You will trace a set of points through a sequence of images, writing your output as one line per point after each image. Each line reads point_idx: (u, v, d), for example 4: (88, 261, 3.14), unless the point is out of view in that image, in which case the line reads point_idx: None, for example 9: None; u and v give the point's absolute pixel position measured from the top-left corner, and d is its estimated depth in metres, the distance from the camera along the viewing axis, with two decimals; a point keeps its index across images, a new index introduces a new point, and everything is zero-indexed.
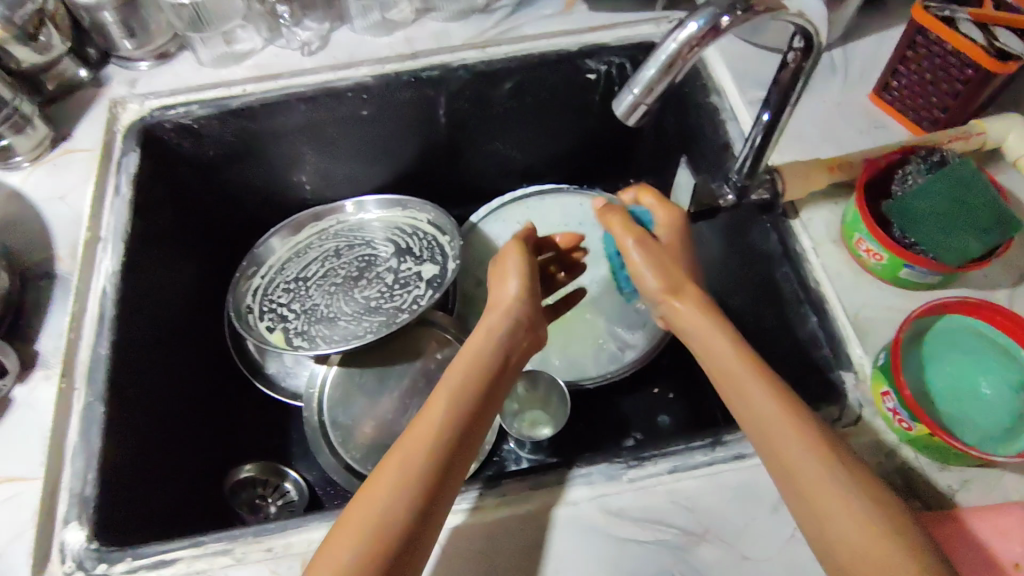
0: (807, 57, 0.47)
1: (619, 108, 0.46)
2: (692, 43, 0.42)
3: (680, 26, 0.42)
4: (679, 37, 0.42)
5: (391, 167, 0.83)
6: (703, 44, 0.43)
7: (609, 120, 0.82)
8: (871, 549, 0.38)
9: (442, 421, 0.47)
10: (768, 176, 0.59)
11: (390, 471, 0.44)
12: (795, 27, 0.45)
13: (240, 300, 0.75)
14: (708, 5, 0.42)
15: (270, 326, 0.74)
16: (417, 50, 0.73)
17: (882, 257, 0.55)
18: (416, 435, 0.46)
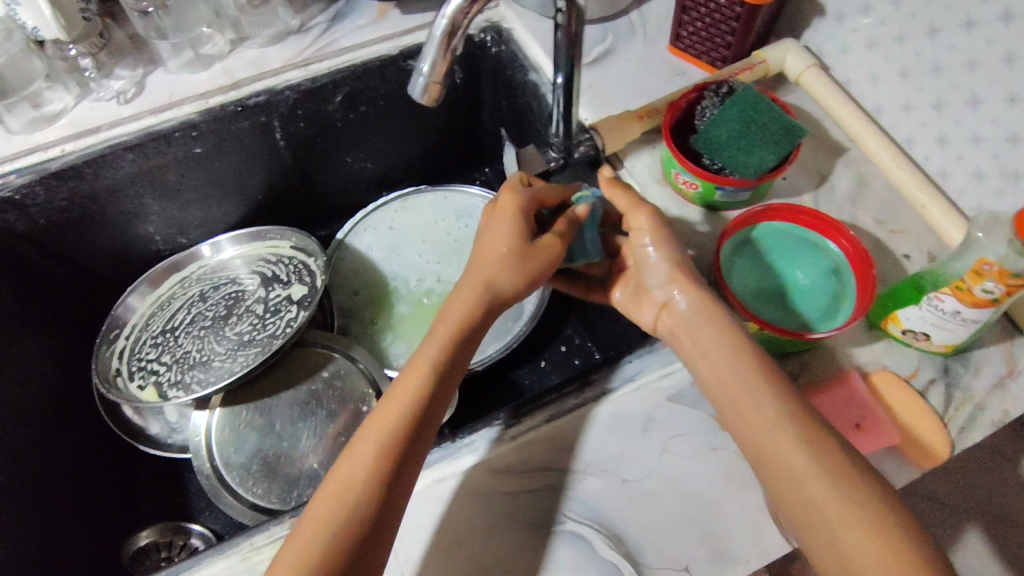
0: (572, 16, 0.51)
1: (414, 90, 0.48)
2: (459, 16, 0.45)
3: (446, 2, 0.45)
4: (447, 12, 0.45)
5: (244, 202, 0.82)
6: (470, 13, 0.45)
7: (450, 115, 0.85)
8: (831, 514, 0.41)
9: (409, 402, 0.49)
10: (588, 135, 0.65)
11: (352, 460, 0.47)
12: None
13: (107, 365, 0.73)
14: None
15: (142, 383, 0.72)
16: (238, 79, 0.74)
17: (697, 186, 0.61)
18: (384, 417, 0.48)
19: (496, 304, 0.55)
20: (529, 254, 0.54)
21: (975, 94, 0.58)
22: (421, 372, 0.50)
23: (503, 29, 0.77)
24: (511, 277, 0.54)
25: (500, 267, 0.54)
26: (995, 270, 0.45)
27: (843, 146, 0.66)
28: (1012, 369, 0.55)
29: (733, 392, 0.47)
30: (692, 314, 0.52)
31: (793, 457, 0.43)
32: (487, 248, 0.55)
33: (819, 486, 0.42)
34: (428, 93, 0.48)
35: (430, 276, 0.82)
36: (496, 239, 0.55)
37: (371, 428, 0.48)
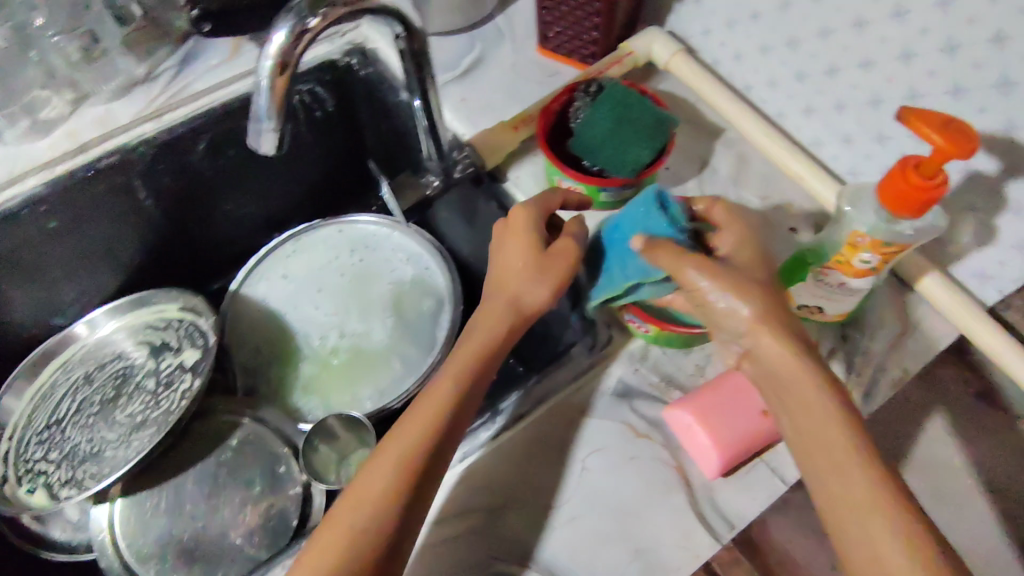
0: (410, 41, 0.49)
1: (258, 143, 0.45)
2: (285, 55, 0.41)
3: (268, 41, 0.42)
4: (271, 52, 0.41)
5: (121, 270, 0.76)
6: (298, 51, 0.42)
7: (331, 147, 0.80)
8: None
9: (431, 425, 0.46)
10: (466, 153, 0.63)
11: (364, 489, 0.44)
12: (385, 16, 0.47)
13: None
14: (288, 12, 0.42)
15: (30, 488, 0.66)
16: (84, 141, 0.68)
17: (581, 191, 0.60)
18: (403, 438, 0.45)
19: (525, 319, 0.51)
20: (548, 261, 0.51)
21: (832, 65, 0.57)
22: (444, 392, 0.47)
23: (367, 49, 0.74)
24: (540, 289, 0.51)
25: (527, 284, 0.51)
26: (868, 241, 0.45)
27: (719, 128, 0.66)
28: (905, 326, 0.56)
29: (814, 441, 0.42)
30: (774, 361, 0.44)
31: (869, 529, 0.39)
32: (506, 267, 0.53)
33: (864, 484, 0.40)
34: (271, 144, 0.45)
35: (333, 330, 0.79)
36: (513, 256, 0.52)
37: (387, 451, 0.45)
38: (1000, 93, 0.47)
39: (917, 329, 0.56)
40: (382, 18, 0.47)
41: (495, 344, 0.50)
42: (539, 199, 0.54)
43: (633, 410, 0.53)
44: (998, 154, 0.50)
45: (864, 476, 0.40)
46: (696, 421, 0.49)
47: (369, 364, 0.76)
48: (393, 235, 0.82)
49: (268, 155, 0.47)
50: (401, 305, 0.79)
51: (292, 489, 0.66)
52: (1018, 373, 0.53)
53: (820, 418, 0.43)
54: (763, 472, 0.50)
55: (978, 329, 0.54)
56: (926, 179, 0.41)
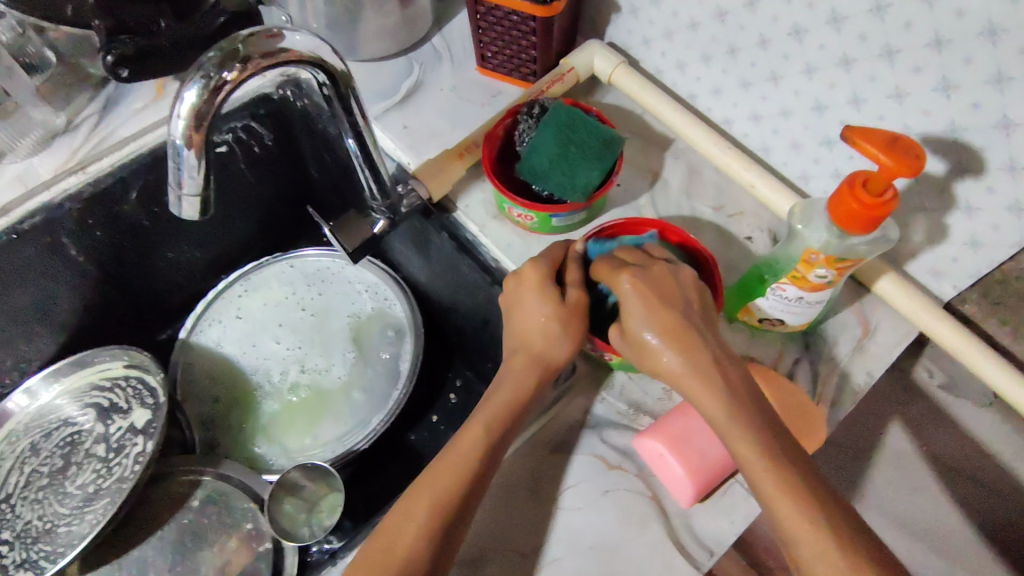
0: (339, 85, 0.47)
1: (178, 207, 0.42)
2: (199, 113, 0.39)
3: (178, 100, 0.39)
4: (182, 112, 0.39)
5: (59, 331, 0.72)
6: (214, 109, 0.39)
7: (274, 181, 0.77)
8: None
9: (466, 469, 0.45)
10: (410, 188, 0.60)
11: (385, 554, 0.42)
12: (309, 61, 0.44)
13: None
14: (199, 67, 0.39)
15: None
16: (4, 203, 0.63)
17: (533, 218, 0.58)
18: (435, 478, 0.45)
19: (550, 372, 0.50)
20: (569, 319, 0.50)
21: (774, 71, 0.56)
22: (478, 435, 0.47)
23: (300, 80, 0.70)
24: (563, 346, 0.50)
25: (548, 339, 0.50)
26: (822, 257, 0.44)
27: (667, 139, 0.65)
28: (866, 329, 0.56)
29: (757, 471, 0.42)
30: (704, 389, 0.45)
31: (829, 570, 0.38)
32: (524, 325, 0.51)
33: (795, 515, 0.40)
34: (193, 209, 0.43)
35: (294, 365, 0.76)
36: (531, 317, 0.51)
37: (417, 493, 0.44)
38: (940, 96, 0.47)
39: (878, 331, 0.56)
40: (306, 62, 0.44)
41: (527, 390, 0.49)
42: (546, 254, 0.53)
43: (604, 440, 0.52)
44: (942, 155, 0.50)
45: (791, 506, 0.40)
46: (667, 449, 0.49)
47: (332, 400, 0.74)
48: (348, 267, 0.80)
49: (192, 216, 0.44)
50: (363, 335, 0.77)
51: (262, 546, 0.63)
52: (979, 368, 0.53)
53: (740, 451, 0.43)
54: (739, 492, 0.50)
55: (937, 328, 0.54)
56: (877, 196, 0.40)
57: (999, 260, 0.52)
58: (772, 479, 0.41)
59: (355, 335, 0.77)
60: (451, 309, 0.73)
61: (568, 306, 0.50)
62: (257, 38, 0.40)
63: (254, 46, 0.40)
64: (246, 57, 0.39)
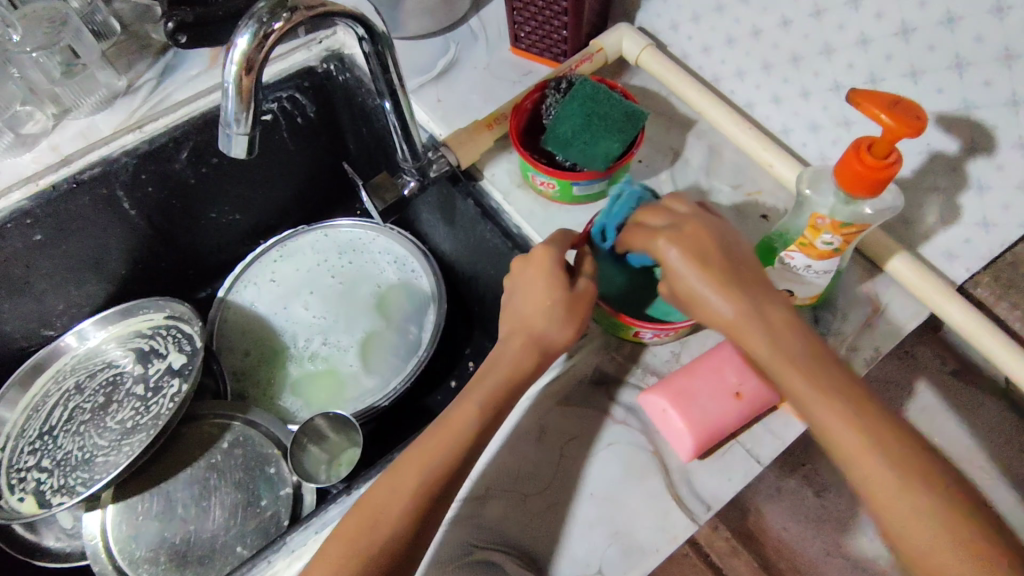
0: (376, 42, 0.50)
1: (228, 147, 0.46)
2: (250, 59, 0.42)
3: (231, 45, 0.42)
4: (235, 57, 0.42)
5: (107, 278, 0.77)
6: (263, 54, 0.43)
7: (313, 151, 0.82)
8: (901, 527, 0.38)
9: (455, 437, 0.47)
10: (440, 154, 0.64)
11: (459, 417, 0.48)
12: (347, 18, 0.48)
13: None
14: (250, 16, 0.42)
15: (22, 496, 0.67)
16: (67, 154, 0.69)
17: (554, 185, 0.61)
18: (378, 498, 0.45)
19: (546, 355, 0.52)
20: (572, 306, 0.51)
21: (795, 53, 0.58)
22: (467, 407, 0.48)
23: (345, 56, 0.74)
24: (561, 334, 0.52)
25: (550, 323, 0.51)
26: (828, 222, 0.46)
27: (690, 119, 0.67)
28: (876, 307, 0.57)
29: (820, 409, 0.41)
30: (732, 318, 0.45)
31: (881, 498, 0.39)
32: (530, 304, 0.52)
33: (871, 464, 0.39)
34: (240, 149, 0.46)
35: (318, 335, 0.80)
36: (538, 303, 0.52)
37: (450, 421, 0.48)
38: (953, 74, 0.49)
39: (888, 310, 0.57)
40: (344, 19, 0.48)
41: (526, 360, 0.51)
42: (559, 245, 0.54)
43: (610, 397, 0.54)
44: (955, 133, 0.51)
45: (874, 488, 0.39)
46: (670, 404, 0.50)
47: (349, 374, 0.77)
48: (379, 238, 0.83)
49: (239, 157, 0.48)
50: (391, 306, 0.80)
51: (282, 490, 0.67)
52: (989, 350, 0.54)
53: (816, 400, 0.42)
54: (738, 453, 0.51)
55: (948, 309, 0.55)
56: (881, 160, 0.42)
57: (1011, 241, 0.53)
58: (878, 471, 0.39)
59: (383, 303, 0.81)
60: (474, 277, 0.76)
61: (575, 295, 0.52)
62: None
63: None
64: (293, 7, 0.43)
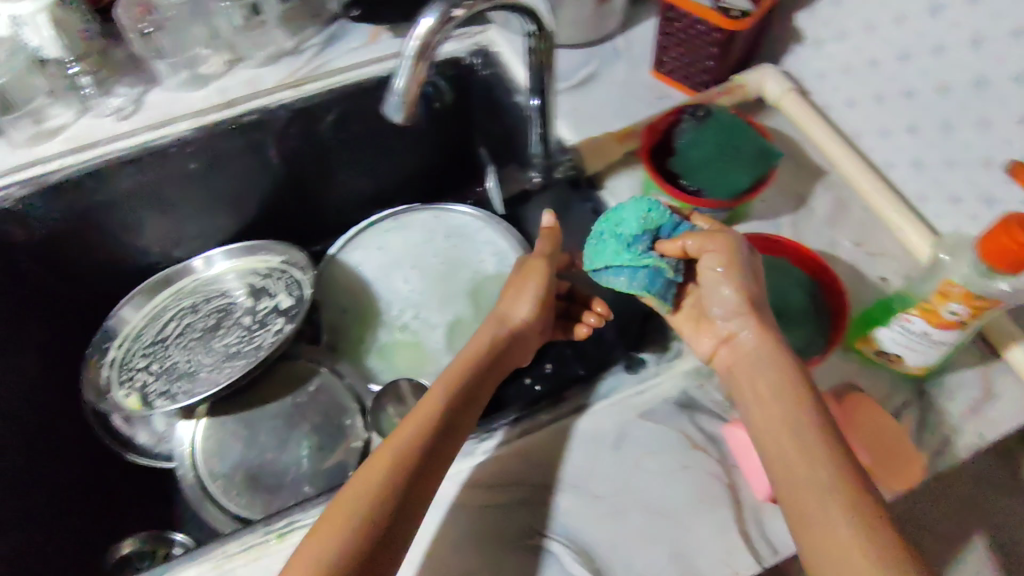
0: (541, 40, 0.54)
1: (388, 112, 0.48)
2: (430, 37, 0.46)
3: (417, 23, 0.46)
4: (418, 32, 0.46)
5: (237, 216, 0.83)
6: (442, 34, 0.46)
7: (441, 135, 0.86)
8: (825, 530, 0.42)
9: (420, 420, 0.50)
10: (569, 157, 0.67)
11: (427, 403, 0.52)
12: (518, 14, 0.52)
13: (97, 374, 0.74)
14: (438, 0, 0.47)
15: (128, 391, 0.73)
16: (232, 98, 0.75)
17: (673, 207, 0.62)
18: (354, 489, 0.47)
19: (510, 325, 0.61)
20: (527, 276, 0.63)
21: (947, 120, 0.57)
22: (437, 392, 0.53)
23: (491, 53, 0.80)
24: (520, 304, 0.61)
25: (512, 299, 0.62)
26: (961, 291, 0.45)
27: (821, 169, 0.67)
28: (988, 393, 0.55)
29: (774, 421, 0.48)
30: (757, 348, 0.52)
31: (818, 502, 0.43)
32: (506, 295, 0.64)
33: (818, 469, 0.45)
34: (401, 115, 0.48)
35: (410, 308, 0.83)
36: (514, 287, 0.63)
37: (418, 409, 0.51)
38: None
39: (1001, 398, 0.54)
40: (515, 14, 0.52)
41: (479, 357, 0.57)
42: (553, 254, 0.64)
43: (692, 422, 0.55)
44: None
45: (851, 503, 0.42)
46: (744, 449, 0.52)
47: (432, 350, 0.79)
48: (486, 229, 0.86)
49: (395, 124, 0.50)
50: (484, 294, 0.82)
51: (353, 443, 0.71)
52: None
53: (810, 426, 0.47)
54: None
55: None
56: None
57: None
58: (821, 475, 0.44)
59: (477, 291, 0.83)
60: None
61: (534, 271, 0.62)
62: None
63: None
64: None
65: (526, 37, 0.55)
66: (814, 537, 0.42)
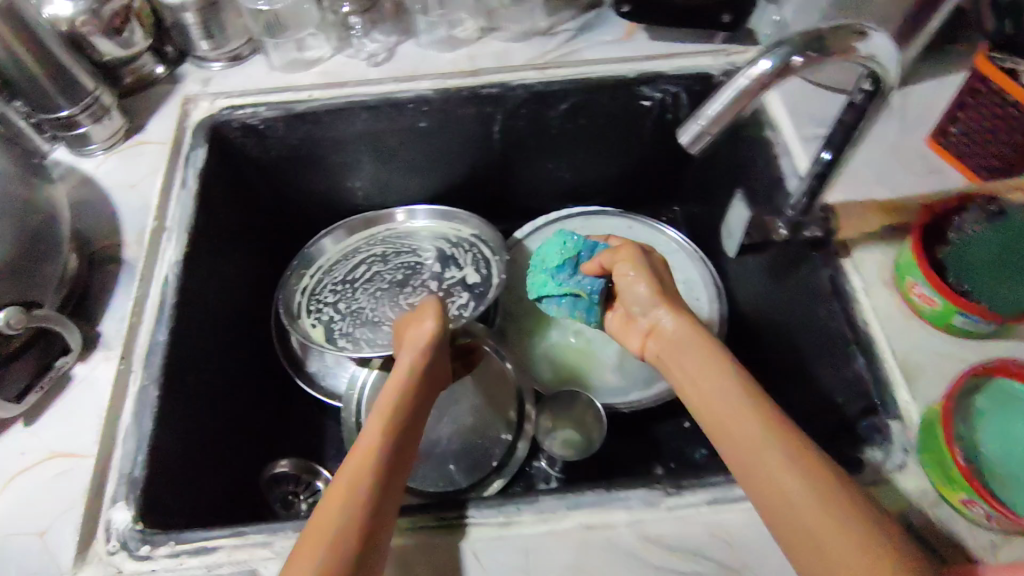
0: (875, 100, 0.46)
1: (682, 137, 0.45)
2: (763, 82, 0.41)
3: (753, 63, 0.41)
4: (752, 73, 0.41)
5: (445, 179, 0.84)
6: (774, 82, 0.41)
7: (662, 148, 0.82)
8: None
9: (387, 428, 0.49)
10: (823, 215, 0.60)
11: (387, 410, 0.50)
12: (867, 68, 0.44)
13: (291, 296, 0.78)
14: (784, 41, 0.40)
15: (315, 323, 0.76)
16: (479, 67, 0.75)
17: (936, 303, 0.56)
18: (343, 478, 0.45)
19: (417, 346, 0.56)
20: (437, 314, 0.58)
21: None
22: (387, 402, 0.51)
23: None
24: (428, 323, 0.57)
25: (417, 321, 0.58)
26: None
27: None
28: None
29: (771, 485, 0.42)
30: (688, 344, 0.53)
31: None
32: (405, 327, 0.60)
33: (846, 536, 0.38)
34: (696, 144, 0.45)
35: None
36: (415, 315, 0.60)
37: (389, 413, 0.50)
38: None
39: None
40: (864, 68, 0.44)
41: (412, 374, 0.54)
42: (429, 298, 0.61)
43: None
44: None
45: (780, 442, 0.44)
46: None
47: (602, 361, 0.79)
48: (682, 256, 0.83)
49: (684, 149, 0.46)
50: None
51: (502, 435, 0.74)
52: None
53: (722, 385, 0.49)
54: None
55: None
56: None
57: None
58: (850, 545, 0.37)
59: None
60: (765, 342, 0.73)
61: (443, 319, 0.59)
62: (846, 39, 0.41)
63: (841, 44, 0.40)
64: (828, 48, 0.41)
65: (860, 95, 0.47)
66: (752, 477, 0.43)
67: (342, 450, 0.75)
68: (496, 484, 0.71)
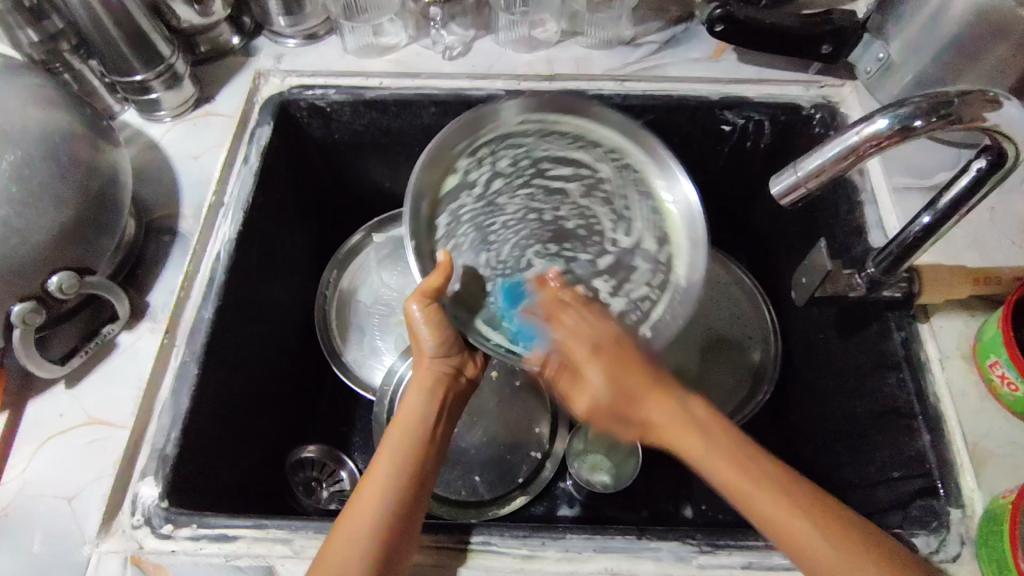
0: (993, 171, 0.44)
1: (776, 187, 0.43)
2: (877, 142, 0.39)
3: (867, 120, 0.40)
4: (863, 131, 0.40)
5: None
6: (889, 144, 0.40)
7: (735, 175, 0.77)
8: None
9: (406, 450, 0.51)
10: (907, 275, 0.56)
11: (399, 437, 0.52)
12: (988, 141, 0.43)
13: (429, 182, 0.63)
14: (901, 103, 0.40)
15: (447, 230, 0.62)
16: (555, 72, 0.72)
17: (1017, 388, 0.51)
18: (359, 507, 0.47)
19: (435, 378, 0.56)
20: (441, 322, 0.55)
21: None
22: (404, 426, 0.53)
23: (838, 112, 0.68)
24: (430, 340, 0.56)
25: (421, 347, 0.57)
26: None
27: None
28: None
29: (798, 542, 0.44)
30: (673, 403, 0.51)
31: None
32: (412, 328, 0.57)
33: None
34: (793, 198, 0.43)
35: None
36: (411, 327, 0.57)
37: (403, 441, 0.52)
38: None
39: None
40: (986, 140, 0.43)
41: (426, 403, 0.55)
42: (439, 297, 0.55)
43: None
44: None
45: (777, 495, 0.46)
46: None
47: None
48: (739, 289, 0.79)
49: (776, 202, 0.45)
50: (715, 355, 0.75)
51: (531, 451, 0.72)
52: None
53: (693, 433, 0.49)
54: None
55: None
56: None
57: None
58: None
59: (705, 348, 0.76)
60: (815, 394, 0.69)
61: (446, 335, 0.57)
62: (974, 105, 0.39)
63: (966, 111, 0.39)
64: (947, 114, 0.39)
65: (973, 162, 0.45)
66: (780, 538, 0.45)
67: (367, 442, 0.74)
68: (519, 500, 0.69)
